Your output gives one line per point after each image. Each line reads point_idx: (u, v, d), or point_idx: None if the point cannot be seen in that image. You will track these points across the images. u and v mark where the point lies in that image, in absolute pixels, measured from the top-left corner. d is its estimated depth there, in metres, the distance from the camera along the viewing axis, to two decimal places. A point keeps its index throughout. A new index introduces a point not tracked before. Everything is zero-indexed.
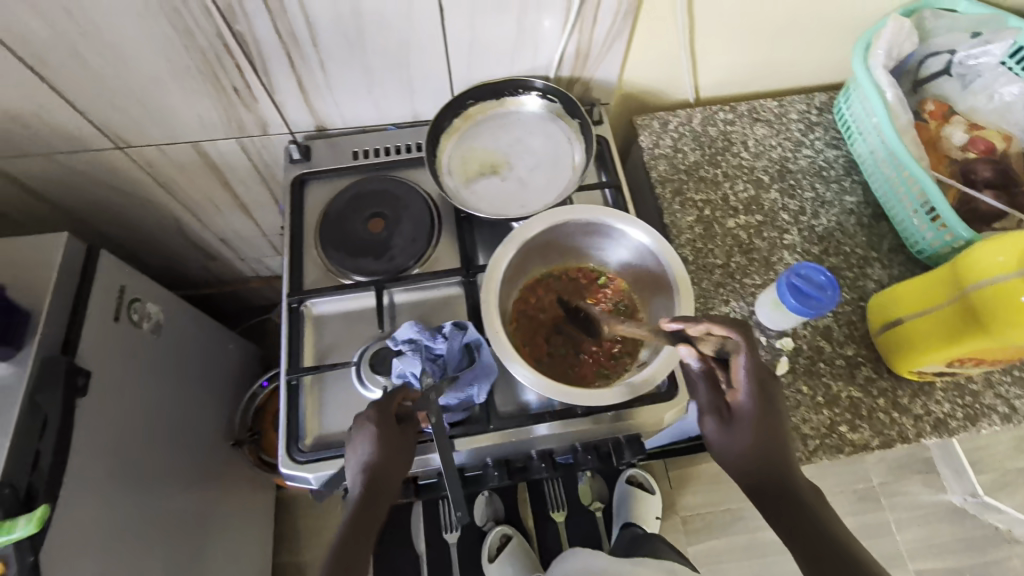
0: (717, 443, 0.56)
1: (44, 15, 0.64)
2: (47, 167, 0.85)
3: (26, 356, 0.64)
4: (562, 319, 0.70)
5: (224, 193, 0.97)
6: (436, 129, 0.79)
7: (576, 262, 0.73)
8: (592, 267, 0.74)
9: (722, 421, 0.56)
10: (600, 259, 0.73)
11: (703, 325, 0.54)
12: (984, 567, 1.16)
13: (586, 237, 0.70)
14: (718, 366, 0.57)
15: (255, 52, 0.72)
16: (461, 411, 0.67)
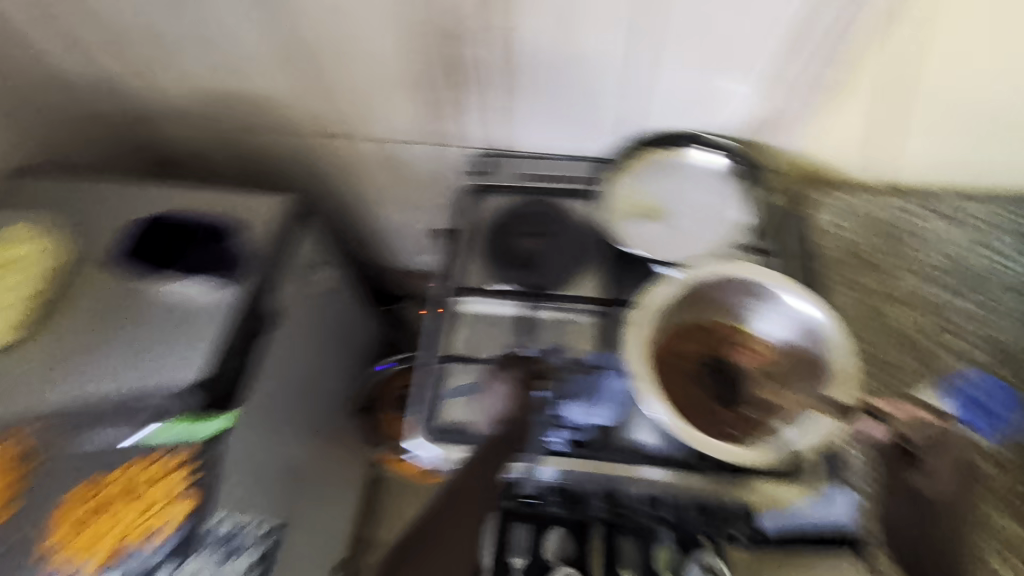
0: (903, 527, 0.58)
1: (324, 19, 0.79)
2: (270, 142, 1.01)
3: (241, 284, 0.77)
4: (700, 370, 0.69)
5: (399, 191, 1.09)
6: None
7: (723, 318, 0.72)
8: (737, 327, 0.72)
9: (913, 508, 0.58)
10: (749, 321, 0.72)
11: (916, 410, 0.61)
12: None
13: (743, 296, 0.70)
14: (909, 458, 0.60)
15: (471, 73, 0.83)
16: (584, 431, 0.69)
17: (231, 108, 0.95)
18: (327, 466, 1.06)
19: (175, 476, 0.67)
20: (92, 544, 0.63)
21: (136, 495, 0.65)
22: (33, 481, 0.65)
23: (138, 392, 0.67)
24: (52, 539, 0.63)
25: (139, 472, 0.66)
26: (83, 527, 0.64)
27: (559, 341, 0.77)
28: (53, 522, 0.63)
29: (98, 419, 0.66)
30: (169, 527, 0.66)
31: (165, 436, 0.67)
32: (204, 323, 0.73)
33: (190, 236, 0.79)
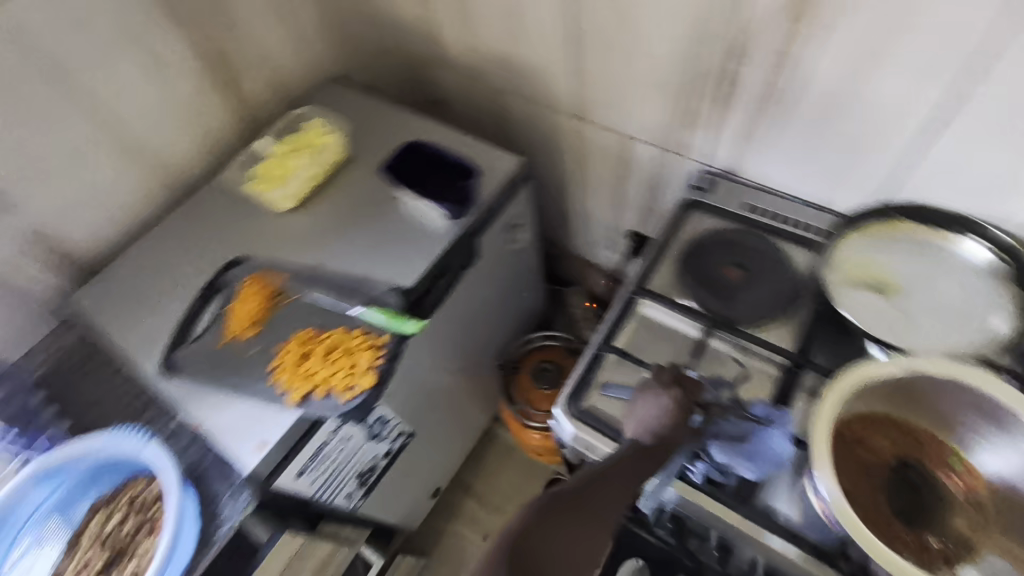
0: None
1: (614, 8, 0.82)
2: (522, 108, 1.11)
3: (463, 220, 0.87)
4: (892, 472, 0.62)
5: (614, 182, 1.13)
6: (850, 223, 0.76)
7: (936, 429, 0.64)
8: (948, 444, 0.64)
9: None
10: (969, 444, 0.63)
11: None
12: None
13: (975, 416, 0.61)
14: None
15: (736, 90, 0.81)
16: (725, 475, 0.65)
17: (501, 69, 1.07)
18: (458, 402, 1.16)
19: (369, 351, 0.74)
20: (295, 378, 0.72)
21: (338, 352, 0.73)
22: (286, 304, 0.80)
23: (361, 280, 0.80)
24: (272, 363, 0.74)
25: (346, 336, 0.75)
26: (293, 362, 0.73)
27: (728, 377, 0.73)
28: (278, 350, 0.75)
29: (327, 289, 0.80)
30: (351, 390, 0.72)
31: (374, 315, 0.76)
32: (425, 243, 0.84)
33: (437, 168, 0.91)
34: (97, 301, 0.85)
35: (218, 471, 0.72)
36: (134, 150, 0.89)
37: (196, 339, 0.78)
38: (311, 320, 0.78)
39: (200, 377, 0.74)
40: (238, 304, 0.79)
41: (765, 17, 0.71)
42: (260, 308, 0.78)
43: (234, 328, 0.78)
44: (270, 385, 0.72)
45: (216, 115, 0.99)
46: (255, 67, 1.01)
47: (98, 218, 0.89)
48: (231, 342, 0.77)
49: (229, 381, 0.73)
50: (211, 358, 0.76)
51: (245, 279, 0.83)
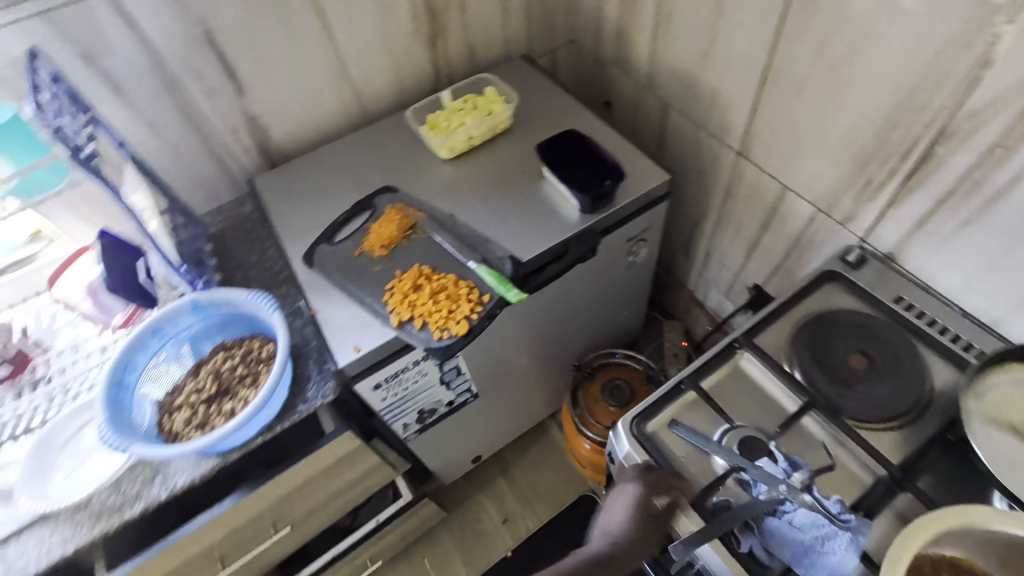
0: None
1: (813, 51, 0.77)
2: (689, 129, 1.10)
3: (592, 218, 0.89)
4: None
5: (756, 228, 1.08)
6: (1013, 352, 0.66)
7: None
8: None
9: None
10: None
11: None
12: None
13: None
14: None
15: (922, 172, 0.72)
16: (772, 559, 0.60)
17: (680, 86, 1.06)
18: (525, 385, 1.20)
19: (470, 303, 0.78)
20: (402, 303, 0.79)
21: (443, 294, 0.79)
22: (418, 236, 0.88)
23: (484, 241, 0.86)
24: (388, 284, 0.81)
25: (456, 283, 0.80)
26: (405, 289, 0.79)
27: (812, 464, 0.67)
28: (396, 273, 0.82)
29: (453, 238, 0.86)
30: (445, 332, 0.77)
31: (486, 274, 0.81)
32: (552, 228, 0.88)
33: (584, 159, 0.93)
34: (273, 188, 1.01)
35: (315, 356, 0.82)
36: (340, 73, 1.03)
37: (336, 243, 0.88)
38: (430, 261, 0.84)
39: (330, 273, 0.84)
40: (378, 224, 0.88)
41: (983, 103, 0.62)
42: (396, 233, 0.87)
43: (368, 243, 0.86)
44: (380, 302, 0.80)
45: (414, 60, 1.10)
46: (459, 26, 1.10)
47: (296, 122, 1.04)
48: (364, 255, 0.86)
49: (351, 285, 0.82)
50: (344, 262, 0.85)
51: (388, 206, 0.92)
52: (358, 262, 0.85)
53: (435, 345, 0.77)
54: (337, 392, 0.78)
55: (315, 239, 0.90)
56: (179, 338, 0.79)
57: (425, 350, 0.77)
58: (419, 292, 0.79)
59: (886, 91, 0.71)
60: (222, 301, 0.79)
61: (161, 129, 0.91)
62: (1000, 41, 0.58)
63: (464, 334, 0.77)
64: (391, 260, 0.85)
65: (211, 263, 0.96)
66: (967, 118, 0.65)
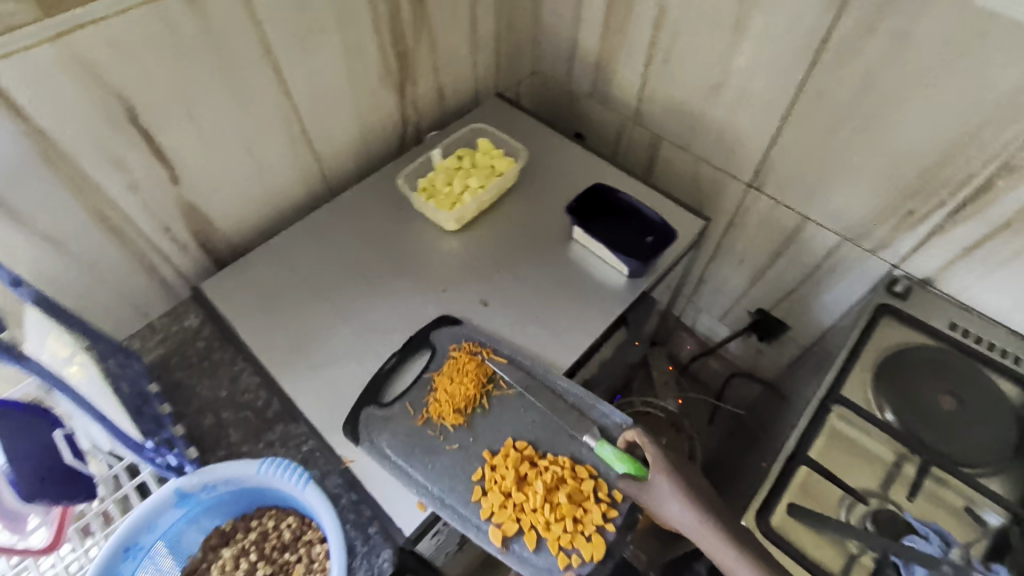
0: None
1: (859, 91, 0.74)
2: (687, 162, 1.03)
3: (641, 283, 0.79)
4: None
5: (762, 257, 1.06)
6: None
7: None
8: None
9: None
10: None
11: None
12: None
13: None
14: None
15: (977, 207, 0.72)
16: None
17: (678, 118, 0.98)
18: None
19: (601, 507, 0.64)
20: (504, 508, 0.63)
21: (561, 498, 0.63)
22: (501, 394, 0.71)
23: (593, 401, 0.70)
24: (476, 474, 0.65)
25: (573, 473, 0.66)
26: (506, 487, 0.64)
27: (952, 536, 0.65)
28: (485, 456, 0.66)
29: (549, 397, 0.70)
30: (572, 556, 0.61)
31: (614, 460, 0.65)
32: (599, 303, 0.78)
33: (617, 217, 0.85)
34: (231, 296, 0.77)
35: (352, 517, 0.65)
36: (295, 138, 0.80)
37: (387, 405, 0.69)
38: (529, 434, 0.68)
39: (396, 450, 0.66)
40: (446, 377, 0.70)
41: None
42: (474, 392, 0.70)
43: (437, 406, 0.69)
44: (471, 504, 0.64)
45: (378, 112, 0.90)
46: (426, 65, 0.93)
47: (241, 203, 0.80)
48: (431, 423, 0.68)
49: (428, 475, 0.64)
50: (406, 434, 0.67)
51: (451, 346, 0.73)
52: (425, 435, 0.67)
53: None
54: (398, 563, 0.62)
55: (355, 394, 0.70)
56: (157, 545, 0.59)
57: None
58: (528, 493, 0.64)
59: (948, 128, 0.69)
60: (217, 486, 0.60)
61: (61, 247, 0.64)
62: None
63: (599, 557, 0.61)
64: (471, 432, 0.68)
65: (166, 410, 0.70)
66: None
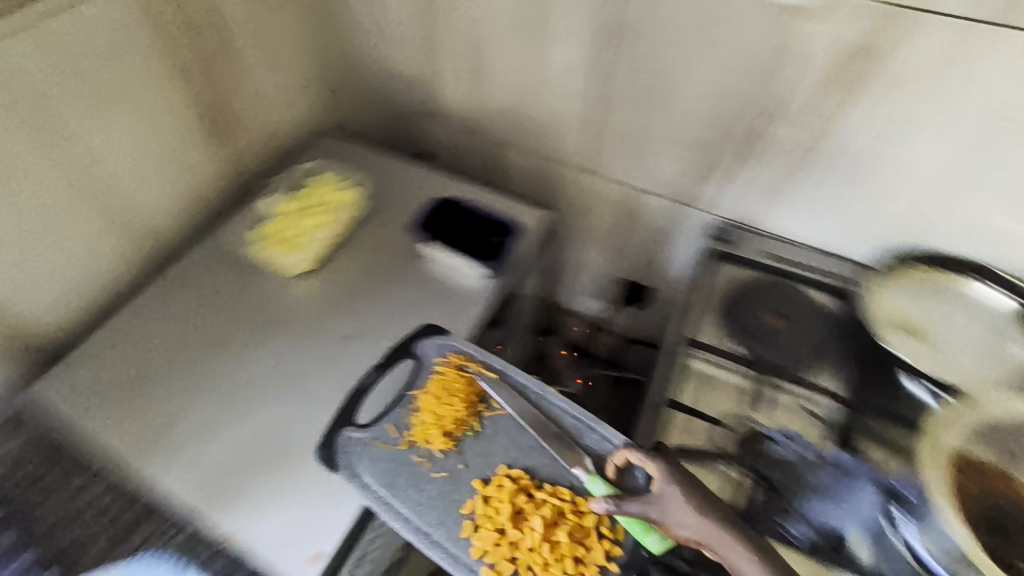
0: None
1: (646, 66, 0.86)
2: (524, 161, 1.09)
3: (496, 279, 0.82)
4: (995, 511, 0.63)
5: (611, 236, 1.14)
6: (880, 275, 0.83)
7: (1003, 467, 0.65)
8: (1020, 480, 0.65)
9: None
10: None
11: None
12: None
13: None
14: None
15: (758, 146, 0.86)
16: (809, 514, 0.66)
17: (506, 121, 1.04)
18: None
19: (605, 546, 0.63)
20: (498, 547, 0.62)
21: (561, 536, 0.63)
22: (491, 414, 0.72)
23: (592, 424, 0.71)
24: (468, 507, 0.64)
25: (574, 505, 0.65)
26: (500, 522, 0.63)
27: (792, 429, 0.74)
28: (478, 485, 0.66)
29: (545, 419, 0.71)
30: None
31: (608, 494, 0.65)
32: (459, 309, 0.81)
33: (461, 221, 0.88)
34: (75, 396, 0.73)
35: None
36: (110, 209, 0.77)
37: (366, 427, 0.70)
38: (524, 460, 0.69)
39: (380, 480, 0.66)
40: (434, 396, 0.71)
41: (795, 81, 0.78)
42: (465, 414, 0.71)
43: (424, 429, 0.69)
44: (461, 540, 0.63)
45: (202, 172, 0.88)
46: (246, 119, 0.93)
47: (60, 291, 0.75)
48: (416, 445, 0.69)
49: (413, 508, 0.64)
50: (389, 460, 0.67)
51: (439, 358, 0.75)
52: (409, 459, 0.68)
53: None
54: None
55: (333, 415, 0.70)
56: None
57: None
58: (526, 531, 0.63)
59: (722, 83, 0.82)
60: None
61: None
62: (804, 32, 0.73)
63: None
64: (460, 457, 0.69)
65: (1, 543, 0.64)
66: (792, 94, 0.79)
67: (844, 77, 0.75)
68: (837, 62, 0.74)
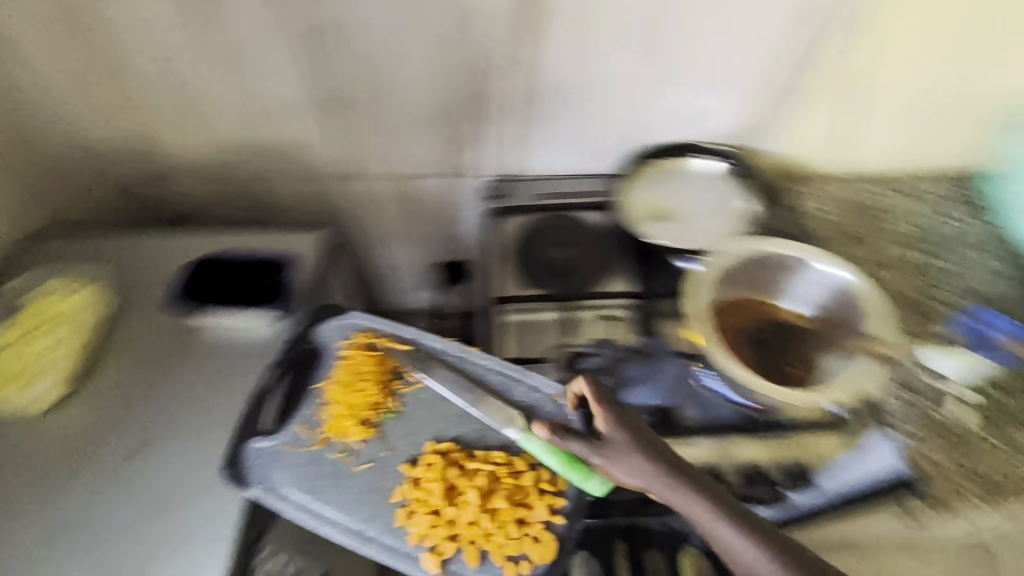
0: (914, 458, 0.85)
1: (359, 61, 0.85)
2: (286, 185, 1.02)
3: (289, 319, 0.80)
4: (753, 334, 0.76)
5: (405, 231, 1.14)
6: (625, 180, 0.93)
7: (747, 295, 0.79)
8: (762, 300, 0.80)
9: None
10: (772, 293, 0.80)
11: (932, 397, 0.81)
12: None
13: (763, 272, 0.79)
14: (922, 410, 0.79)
15: (491, 104, 0.91)
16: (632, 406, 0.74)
17: (249, 152, 0.97)
18: None
19: (546, 498, 0.66)
20: (436, 528, 0.64)
21: (499, 503, 0.65)
22: (409, 389, 0.74)
23: (519, 377, 0.73)
24: (398, 495, 0.66)
25: (511, 466, 0.68)
26: (433, 504, 0.65)
27: (600, 335, 0.82)
28: (404, 469, 0.67)
29: (469, 382, 0.73)
30: (523, 562, 0.62)
31: (545, 451, 0.66)
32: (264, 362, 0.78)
33: (229, 281, 0.82)
34: None
35: None
36: None
37: (274, 433, 0.70)
38: (451, 432, 0.71)
39: (300, 488, 0.66)
40: (345, 381, 0.73)
41: (495, 37, 0.83)
42: (379, 397, 0.72)
43: (337, 420, 0.70)
44: (397, 529, 0.64)
45: None
46: None
47: None
48: (333, 440, 0.70)
49: (339, 510, 0.65)
50: (306, 463, 0.68)
51: (345, 338, 0.77)
52: (325, 457, 0.69)
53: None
54: None
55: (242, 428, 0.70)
56: None
57: None
58: (461, 506, 0.65)
59: (438, 52, 0.84)
60: None
61: None
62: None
63: (551, 556, 0.63)
64: (381, 444, 0.70)
65: None
66: (499, 44, 0.83)
67: (532, 25, 0.81)
68: (520, 16, 0.80)
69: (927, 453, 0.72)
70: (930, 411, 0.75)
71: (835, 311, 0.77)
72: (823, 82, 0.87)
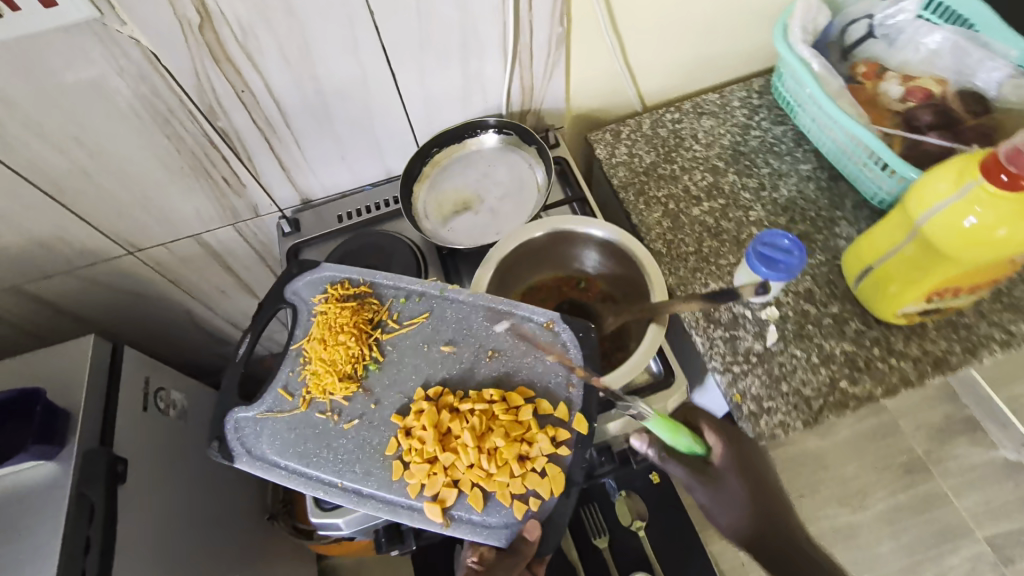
0: None
1: (52, 143, 0.70)
2: (70, 283, 0.93)
3: (70, 453, 0.70)
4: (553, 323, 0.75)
5: (230, 280, 1.04)
6: (408, 181, 0.86)
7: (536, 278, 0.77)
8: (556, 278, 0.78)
9: None
10: (561, 268, 0.77)
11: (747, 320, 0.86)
12: (948, 531, 1.34)
13: (544, 256, 0.76)
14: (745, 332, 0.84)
15: (237, 143, 0.79)
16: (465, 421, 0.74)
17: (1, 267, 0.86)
18: None
19: (547, 434, 0.63)
20: (434, 476, 0.63)
21: (497, 442, 0.63)
22: (389, 337, 0.72)
23: (508, 308, 0.71)
24: (391, 448, 0.65)
25: (506, 402, 0.65)
26: (428, 453, 0.63)
27: None
28: (398, 421, 0.66)
29: (454, 322, 0.71)
30: (531, 499, 0.61)
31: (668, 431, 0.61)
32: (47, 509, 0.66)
33: None
34: None
35: None
36: None
37: (258, 401, 0.69)
38: (439, 374, 0.69)
39: (288, 454, 0.66)
40: (323, 333, 0.72)
41: (194, 80, 0.68)
42: (357, 349, 0.70)
43: (320, 378, 0.69)
44: (397, 483, 0.63)
45: None
46: None
47: None
48: (318, 399, 0.69)
49: (330, 471, 0.64)
50: (292, 428, 0.68)
51: (320, 294, 0.76)
52: (314, 416, 0.68)
53: (521, 525, 0.61)
54: None
55: (225, 395, 0.71)
56: None
57: (500, 534, 0.60)
58: (459, 449, 0.63)
59: (138, 119, 0.71)
60: None
61: None
62: (136, 38, 0.62)
63: (558, 489, 0.62)
64: (369, 396, 0.69)
65: None
66: (206, 93, 0.70)
67: (231, 56, 0.67)
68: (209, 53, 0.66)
69: (744, 386, 0.70)
70: (761, 342, 0.72)
71: (629, 271, 0.72)
72: (580, 23, 0.79)
